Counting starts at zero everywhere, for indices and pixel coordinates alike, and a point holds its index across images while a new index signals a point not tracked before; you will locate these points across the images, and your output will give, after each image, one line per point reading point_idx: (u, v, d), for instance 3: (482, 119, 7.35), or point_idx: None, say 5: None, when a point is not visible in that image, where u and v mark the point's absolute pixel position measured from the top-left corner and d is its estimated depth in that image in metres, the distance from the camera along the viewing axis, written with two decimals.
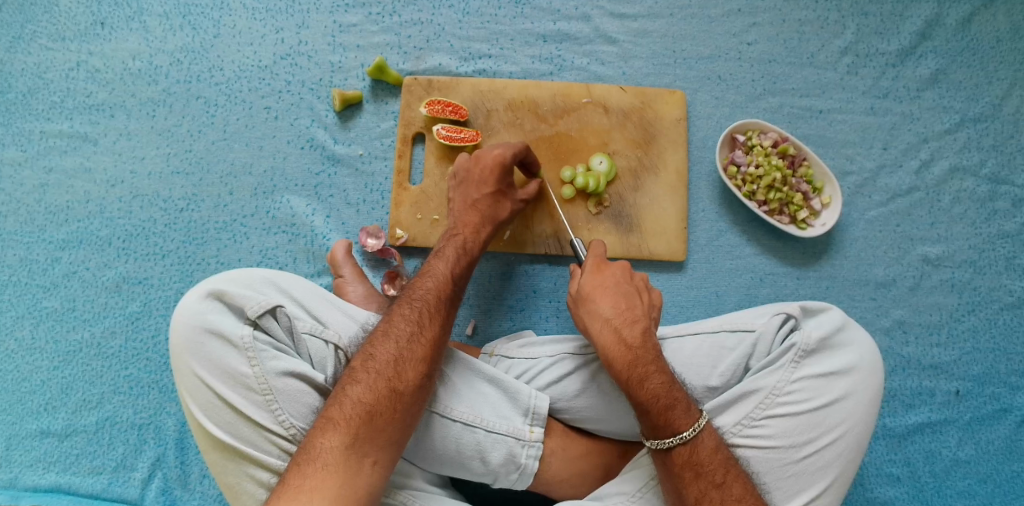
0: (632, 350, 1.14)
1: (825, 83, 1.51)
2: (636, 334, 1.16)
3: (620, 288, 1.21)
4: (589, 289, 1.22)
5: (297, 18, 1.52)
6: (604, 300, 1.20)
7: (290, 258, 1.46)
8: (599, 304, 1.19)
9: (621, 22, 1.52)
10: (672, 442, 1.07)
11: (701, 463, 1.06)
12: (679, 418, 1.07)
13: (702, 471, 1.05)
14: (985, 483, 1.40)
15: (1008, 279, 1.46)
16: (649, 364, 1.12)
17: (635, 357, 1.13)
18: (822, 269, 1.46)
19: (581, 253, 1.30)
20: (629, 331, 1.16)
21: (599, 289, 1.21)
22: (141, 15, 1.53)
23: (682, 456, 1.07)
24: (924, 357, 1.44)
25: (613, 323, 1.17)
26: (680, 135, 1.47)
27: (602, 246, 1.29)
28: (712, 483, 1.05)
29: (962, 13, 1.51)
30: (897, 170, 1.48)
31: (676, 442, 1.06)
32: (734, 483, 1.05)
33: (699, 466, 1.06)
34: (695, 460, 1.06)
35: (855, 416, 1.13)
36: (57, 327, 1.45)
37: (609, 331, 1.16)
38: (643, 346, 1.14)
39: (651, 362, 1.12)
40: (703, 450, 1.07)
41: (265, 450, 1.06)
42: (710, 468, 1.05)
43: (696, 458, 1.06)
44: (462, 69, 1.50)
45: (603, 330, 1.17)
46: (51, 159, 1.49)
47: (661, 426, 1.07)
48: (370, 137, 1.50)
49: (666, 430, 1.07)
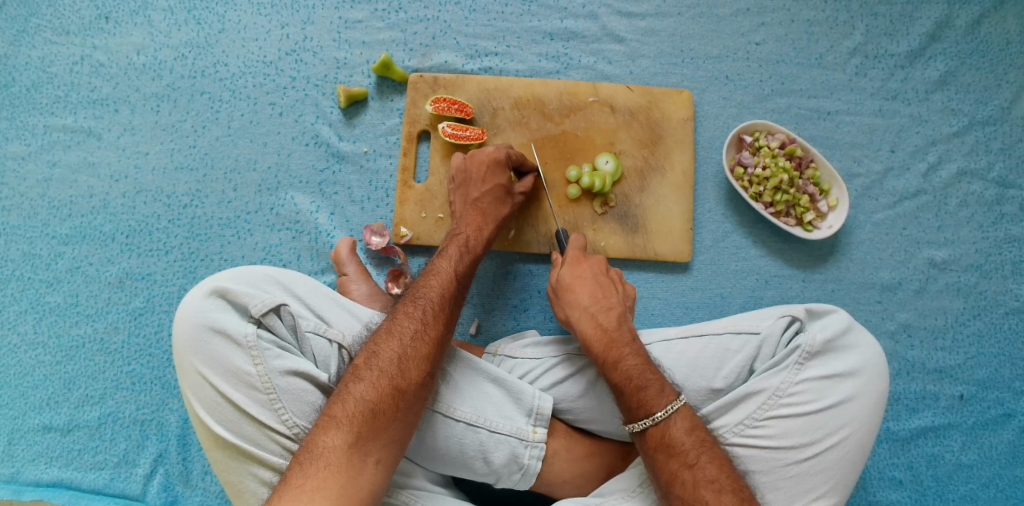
0: (608, 333, 1.18)
1: (833, 85, 1.50)
2: (612, 320, 1.20)
3: (596, 280, 1.25)
4: (568, 280, 1.26)
5: (303, 14, 1.51)
6: (583, 290, 1.24)
7: (294, 255, 1.45)
8: (576, 294, 1.24)
9: (629, 20, 1.51)
10: (645, 424, 1.08)
11: (675, 444, 1.06)
12: (651, 399, 1.09)
13: (673, 452, 1.05)
14: (987, 488, 1.40)
15: (1014, 284, 1.45)
16: (624, 346, 1.16)
17: (611, 339, 1.17)
18: (828, 272, 1.46)
19: (564, 242, 1.33)
20: (605, 317, 1.20)
21: (578, 281, 1.25)
22: (146, 9, 1.52)
23: (655, 438, 1.07)
24: (929, 361, 1.44)
25: (590, 311, 1.21)
26: (687, 135, 1.46)
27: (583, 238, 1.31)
28: (684, 464, 1.04)
29: (973, 14, 1.50)
30: (905, 173, 1.48)
31: (648, 423, 1.07)
32: (708, 464, 1.03)
33: (671, 447, 1.06)
34: (668, 441, 1.06)
35: (859, 420, 1.12)
36: (60, 322, 1.44)
37: (587, 318, 1.21)
38: (618, 329, 1.19)
39: (626, 344, 1.17)
40: (677, 431, 1.06)
41: (269, 450, 1.06)
42: (683, 449, 1.05)
43: (668, 439, 1.06)
44: (469, 66, 1.50)
45: (581, 318, 1.21)
46: (55, 153, 1.49)
47: (635, 408, 1.09)
48: (375, 134, 1.49)
49: (640, 411, 1.09)
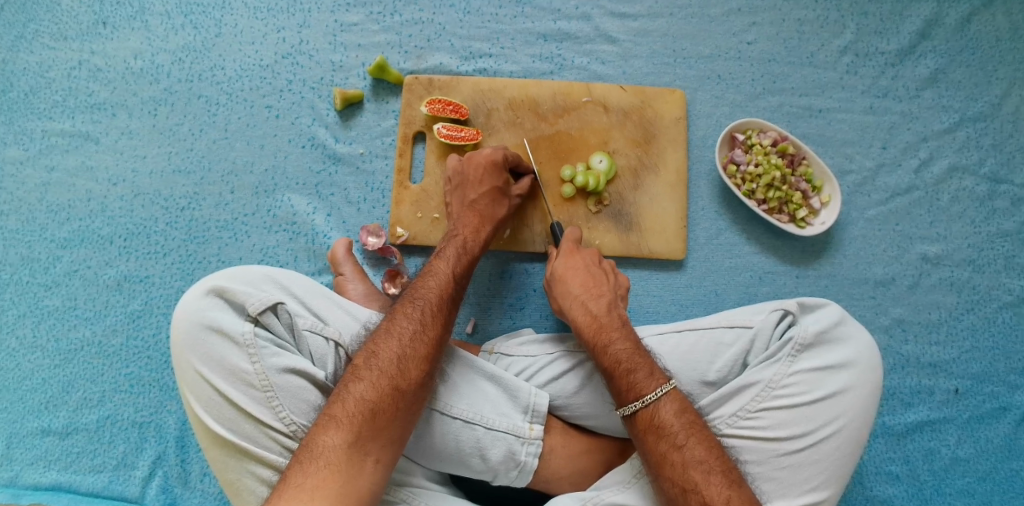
0: (597, 319, 1.20)
1: (824, 83, 1.51)
2: (601, 306, 1.21)
3: (588, 270, 1.27)
4: (560, 270, 1.27)
5: (299, 17, 1.53)
6: (574, 280, 1.26)
7: (291, 257, 1.46)
8: (568, 283, 1.25)
9: (621, 21, 1.53)
10: (635, 407, 1.09)
11: (664, 426, 1.06)
12: (640, 383, 1.10)
13: (663, 433, 1.06)
14: (984, 482, 1.41)
15: (1007, 278, 1.46)
16: (613, 331, 1.18)
17: (600, 325, 1.19)
18: (822, 268, 1.47)
19: (558, 234, 1.35)
20: (595, 304, 1.22)
21: (569, 271, 1.27)
22: (143, 14, 1.53)
23: (644, 420, 1.08)
24: (923, 356, 1.45)
25: (581, 298, 1.23)
26: (680, 134, 1.47)
27: (577, 230, 1.33)
28: (673, 445, 1.05)
29: (962, 13, 1.52)
30: (896, 170, 1.49)
31: (638, 406, 1.08)
32: (697, 445, 1.04)
33: (660, 429, 1.06)
34: (657, 423, 1.07)
35: (853, 410, 1.13)
36: (58, 325, 1.45)
37: (578, 306, 1.22)
38: (608, 315, 1.20)
39: (615, 329, 1.18)
40: (666, 413, 1.07)
41: (267, 448, 1.06)
42: (672, 431, 1.06)
43: (657, 421, 1.07)
44: (463, 67, 1.51)
45: (572, 306, 1.23)
46: (53, 157, 1.50)
47: (625, 391, 1.10)
48: (371, 135, 1.50)
49: (630, 395, 1.10)
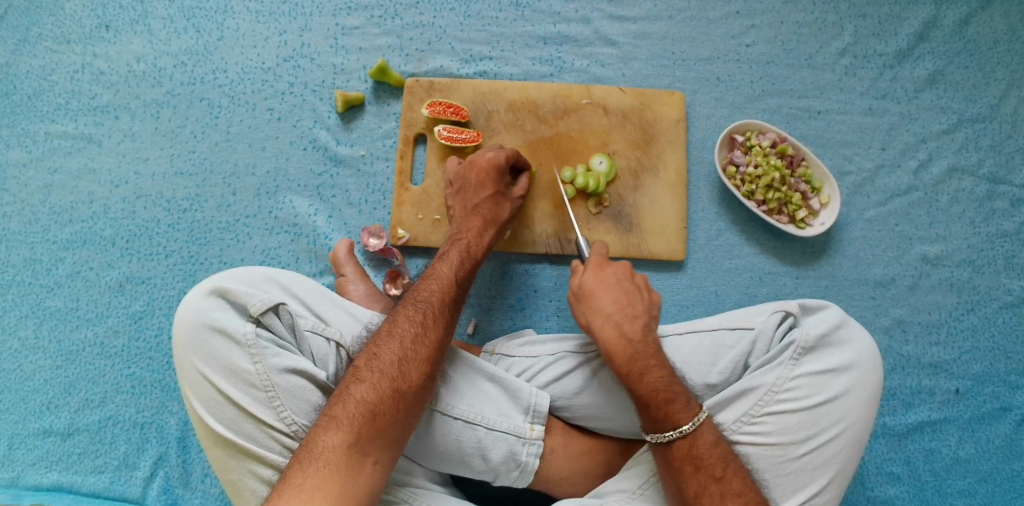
0: (633, 344, 1.16)
1: (823, 84, 1.52)
2: (637, 329, 1.18)
3: (620, 286, 1.23)
4: (590, 286, 1.24)
5: (300, 21, 1.54)
6: (605, 297, 1.22)
7: (292, 258, 1.47)
8: (599, 300, 1.22)
9: (621, 24, 1.53)
10: (672, 436, 1.08)
11: (701, 457, 1.07)
12: (678, 412, 1.09)
13: (701, 465, 1.07)
14: (985, 483, 1.41)
15: (1007, 279, 1.47)
16: (649, 358, 1.15)
17: (636, 351, 1.15)
18: (822, 269, 1.47)
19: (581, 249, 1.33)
20: (630, 326, 1.18)
21: (600, 287, 1.24)
22: (147, 17, 1.54)
23: (681, 450, 1.08)
24: (924, 356, 1.45)
25: (614, 318, 1.19)
26: (679, 135, 1.48)
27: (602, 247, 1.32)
28: (712, 477, 1.05)
29: (959, 14, 1.53)
30: (895, 171, 1.49)
31: (676, 435, 1.08)
32: (734, 477, 1.06)
33: (698, 460, 1.07)
34: (695, 454, 1.07)
35: (854, 414, 1.13)
36: (60, 326, 1.46)
37: (611, 326, 1.18)
38: (643, 341, 1.17)
39: (651, 356, 1.15)
40: (703, 444, 1.08)
41: (268, 447, 1.06)
42: (710, 462, 1.07)
43: (695, 451, 1.07)
44: (464, 70, 1.52)
45: (604, 325, 1.19)
46: (56, 159, 1.50)
47: (661, 420, 1.09)
48: (372, 137, 1.51)
49: (665, 423, 1.09)
